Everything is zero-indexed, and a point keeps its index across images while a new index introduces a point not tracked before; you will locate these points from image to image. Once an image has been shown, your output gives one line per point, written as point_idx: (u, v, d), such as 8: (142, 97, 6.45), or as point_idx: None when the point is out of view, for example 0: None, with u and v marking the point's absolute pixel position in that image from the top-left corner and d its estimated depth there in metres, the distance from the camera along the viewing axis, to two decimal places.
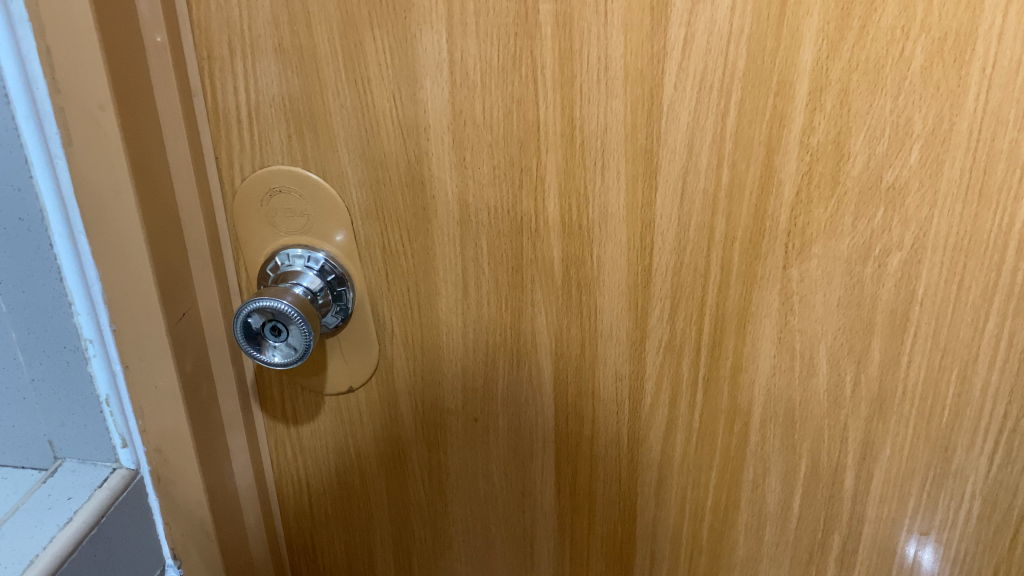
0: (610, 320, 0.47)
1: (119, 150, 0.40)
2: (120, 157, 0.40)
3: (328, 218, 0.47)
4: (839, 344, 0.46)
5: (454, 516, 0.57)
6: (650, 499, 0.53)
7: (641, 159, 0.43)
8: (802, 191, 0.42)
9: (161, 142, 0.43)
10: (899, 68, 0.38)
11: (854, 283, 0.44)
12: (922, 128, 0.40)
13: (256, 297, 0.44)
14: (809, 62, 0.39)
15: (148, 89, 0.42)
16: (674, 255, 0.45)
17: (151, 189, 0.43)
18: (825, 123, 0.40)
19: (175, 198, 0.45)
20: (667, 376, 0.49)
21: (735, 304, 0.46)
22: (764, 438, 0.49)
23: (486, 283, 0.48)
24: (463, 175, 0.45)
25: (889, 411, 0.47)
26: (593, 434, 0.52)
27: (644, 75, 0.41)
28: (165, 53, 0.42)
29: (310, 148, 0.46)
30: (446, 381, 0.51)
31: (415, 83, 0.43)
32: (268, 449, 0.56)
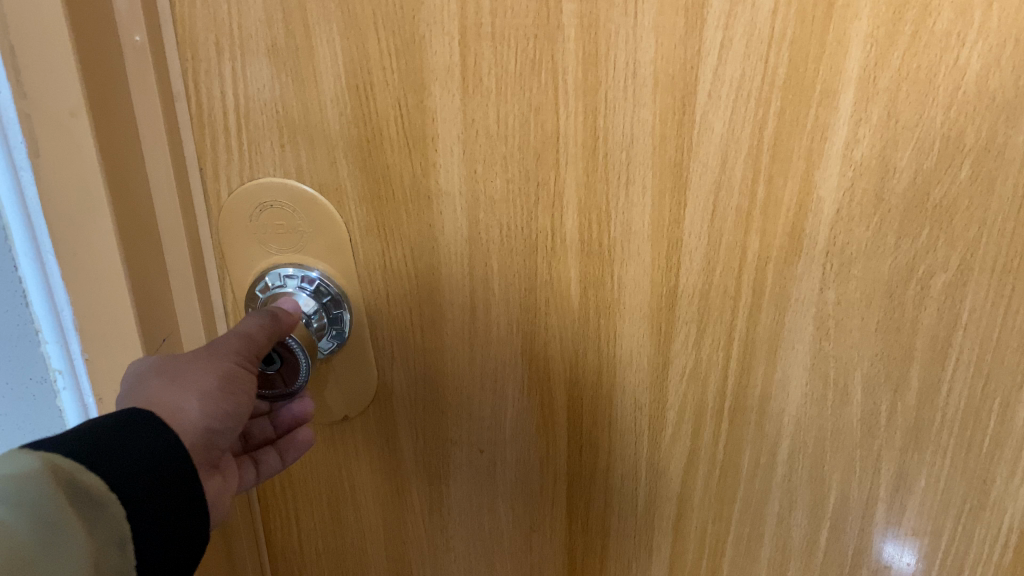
0: (630, 345, 0.44)
1: (91, 160, 0.36)
2: (92, 166, 0.36)
3: (322, 235, 0.43)
4: (876, 371, 0.43)
5: (456, 551, 0.52)
6: (667, 533, 0.50)
7: (669, 172, 0.39)
8: (843, 209, 0.39)
9: (139, 152, 0.39)
10: (952, 77, 0.36)
11: (895, 306, 0.41)
12: (973, 141, 0.37)
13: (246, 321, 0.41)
14: (855, 69, 0.36)
15: (125, 96, 0.38)
16: (702, 275, 0.42)
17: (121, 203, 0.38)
18: (870, 135, 0.37)
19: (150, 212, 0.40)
20: (691, 405, 0.45)
21: (765, 328, 0.42)
22: (792, 470, 0.46)
23: (496, 306, 0.44)
24: (474, 188, 0.41)
25: (926, 440, 0.44)
26: (609, 466, 0.48)
27: (675, 82, 0.37)
28: (144, 53, 0.38)
29: (305, 159, 0.41)
30: (450, 410, 0.47)
31: (422, 89, 0.39)
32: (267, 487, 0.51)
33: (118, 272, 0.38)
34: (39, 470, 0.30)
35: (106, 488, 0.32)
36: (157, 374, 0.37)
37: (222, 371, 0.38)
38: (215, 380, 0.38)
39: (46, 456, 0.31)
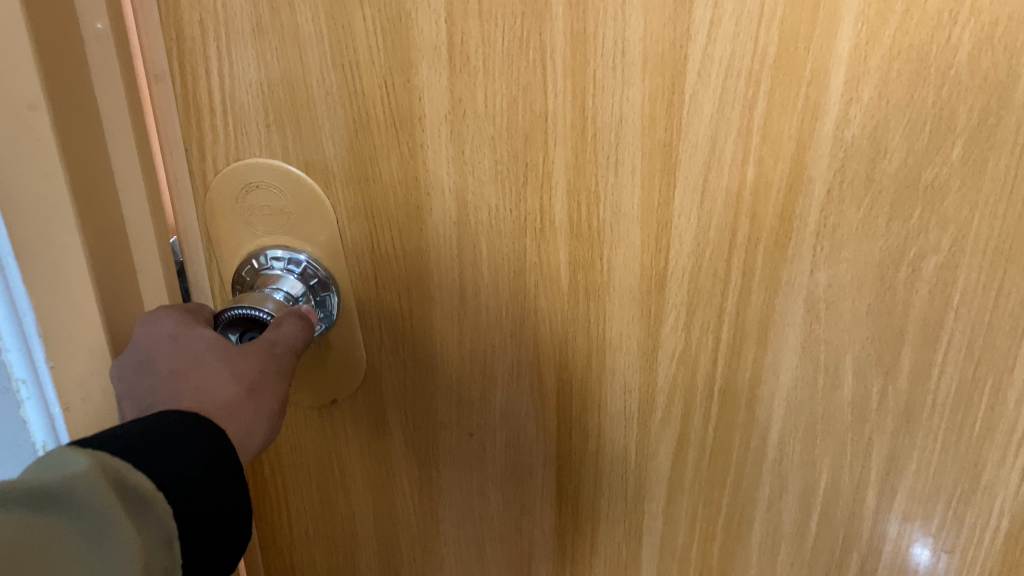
0: (620, 328, 0.43)
1: (52, 154, 0.35)
2: (52, 160, 0.35)
3: (310, 217, 0.43)
4: (867, 354, 0.42)
5: (446, 536, 0.52)
6: (658, 518, 0.49)
7: (659, 153, 0.39)
8: (834, 189, 0.39)
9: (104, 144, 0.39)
10: (944, 57, 0.36)
11: (885, 289, 0.41)
12: (966, 122, 0.37)
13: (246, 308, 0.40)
14: (846, 48, 0.36)
15: (89, 89, 0.37)
16: (692, 258, 0.41)
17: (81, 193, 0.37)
18: (861, 115, 0.37)
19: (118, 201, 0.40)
20: (680, 388, 0.45)
21: (756, 311, 0.42)
22: (782, 454, 0.46)
23: (485, 289, 0.43)
24: (462, 170, 0.41)
25: (917, 424, 0.44)
26: (599, 450, 0.47)
27: (664, 61, 0.37)
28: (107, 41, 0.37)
29: (291, 140, 0.41)
30: (439, 394, 0.47)
31: (409, 69, 0.38)
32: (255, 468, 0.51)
33: (82, 271, 0.38)
34: (90, 469, 0.29)
35: (152, 486, 0.31)
36: (217, 364, 0.37)
37: (281, 377, 0.39)
38: (274, 384, 0.38)
39: (95, 453, 0.29)
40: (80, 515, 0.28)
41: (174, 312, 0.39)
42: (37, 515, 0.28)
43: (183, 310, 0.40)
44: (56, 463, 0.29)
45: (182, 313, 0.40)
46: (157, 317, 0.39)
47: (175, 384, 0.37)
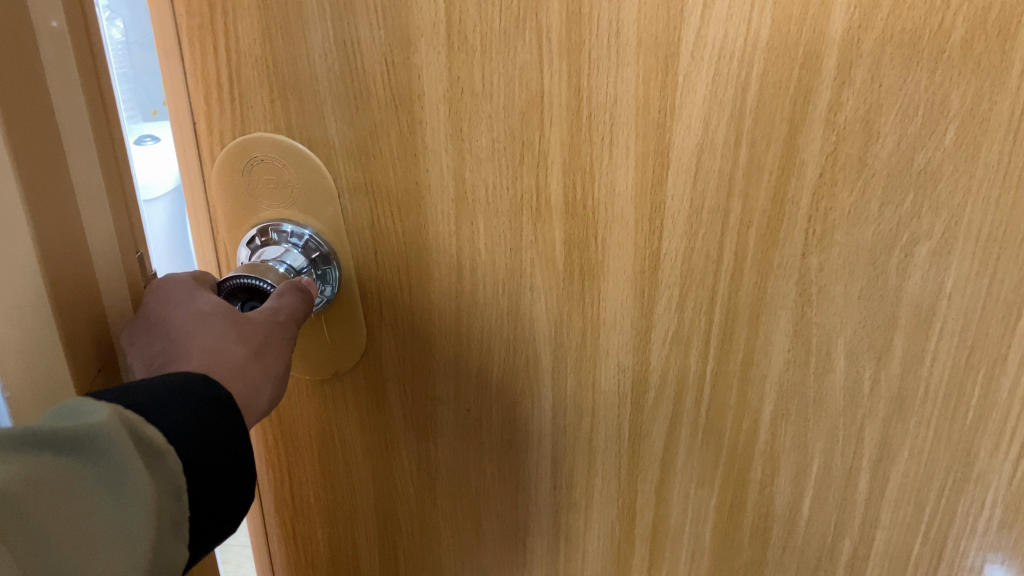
0: (614, 308, 0.44)
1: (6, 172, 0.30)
2: (9, 180, 0.30)
3: (313, 192, 0.44)
4: (859, 338, 0.43)
5: (443, 509, 0.53)
6: (651, 498, 0.49)
7: (653, 134, 0.39)
8: (826, 172, 0.39)
9: (60, 152, 0.33)
10: (937, 41, 0.36)
11: (878, 273, 0.41)
12: (959, 107, 0.37)
13: (249, 277, 0.42)
14: (839, 31, 0.36)
15: (43, 92, 0.32)
16: (685, 238, 0.42)
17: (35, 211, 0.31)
18: (854, 99, 0.37)
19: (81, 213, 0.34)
20: (673, 368, 0.45)
21: (748, 293, 0.43)
22: (775, 437, 0.46)
23: (482, 266, 0.44)
24: (460, 148, 0.41)
25: (909, 411, 0.44)
26: (593, 428, 0.48)
27: (658, 42, 0.37)
28: (63, 41, 0.32)
29: (295, 116, 0.42)
30: (437, 368, 0.48)
31: (408, 47, 0.39)
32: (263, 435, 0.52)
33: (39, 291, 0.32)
34: (108, 420, 0.28)
35: (163, 439, 0.30)
36: (224, 328, 0.38)
37: (285, 345, 0.40)
38: (278, 349, 0.39)
39: (109, 404, 0.28)
40: (99, 464, 0.28)
41: (185, 278, 0.40)
42: (55, 461, 0.27)
43: (188, 275, 0.40)
44: (72, 414, 0.28)
45: (192, 280, 0.40)
46: (168, 282, 0.39)
47: (183, 343, 0.36)
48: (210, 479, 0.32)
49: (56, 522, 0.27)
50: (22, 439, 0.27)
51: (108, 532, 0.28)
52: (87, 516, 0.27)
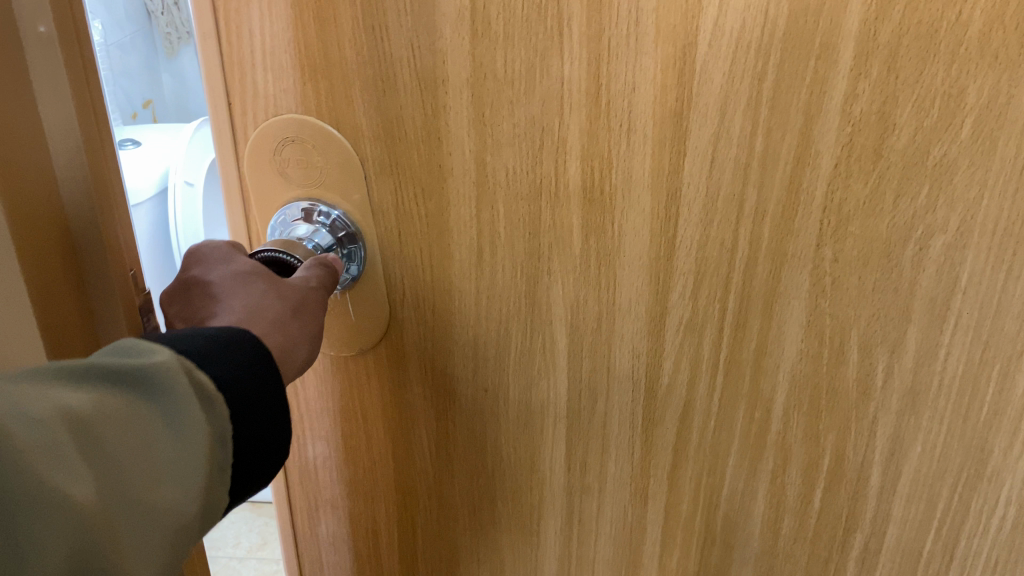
0: (629, 294, 0.45)
1: None
2: None
3: (341, 172, 0.45)
4: (872, 330, 0.43)
5: (459, 487, 0.54)
6: (663, 484, 0.50)
7: (670, 122, 0.40)
8: (841, 164, 0.39)
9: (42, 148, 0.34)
10: (955, 34, 0.36)
11: (892, 266, 0.41)
12: (975, 100, 0.37)
13: (279, 251, 0.43)
14: (855, 23, 0.36)
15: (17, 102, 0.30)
16: (700, 226, 0.42)
17: (13, 204, 0.33)
18: (870, 91, 0.38)
19: (73, 201, 0.36)
20: (687, 355, 0.46)
21: (762, 282, 0.43)
22: (787, 427, 0.47)
23: (502, 249, 0.45)
24: (482, 132, 0.42)
25: (923, 405, 0.44)
26: (607, 412, 0.49)
27: (676, 31, 0.38)
28: (52, 47, 0.33)
29: (325, 98, 0.44)
30: (457, 348, 0.49)
31: (434, 32, 0.41)
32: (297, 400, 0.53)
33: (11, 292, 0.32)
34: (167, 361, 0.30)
35: (214, 386, 0.31)
36: (263, 287, 0.39)
37: (316, 313, 0.41)
38: (312, 308, 0.41)
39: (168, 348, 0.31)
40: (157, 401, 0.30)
41: (224, 245, 0.42)
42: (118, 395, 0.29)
43: (225, 243, 0.42)
44: (135, 355, 0.30)
45: (230, 247, 0.42)
46: (208, 250, 0.41)
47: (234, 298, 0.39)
48: (255, 424, 0.34)
49: (119, 449, 0.28)
50: (84, 374, 0.29)
51: (165, 464, 0.30)
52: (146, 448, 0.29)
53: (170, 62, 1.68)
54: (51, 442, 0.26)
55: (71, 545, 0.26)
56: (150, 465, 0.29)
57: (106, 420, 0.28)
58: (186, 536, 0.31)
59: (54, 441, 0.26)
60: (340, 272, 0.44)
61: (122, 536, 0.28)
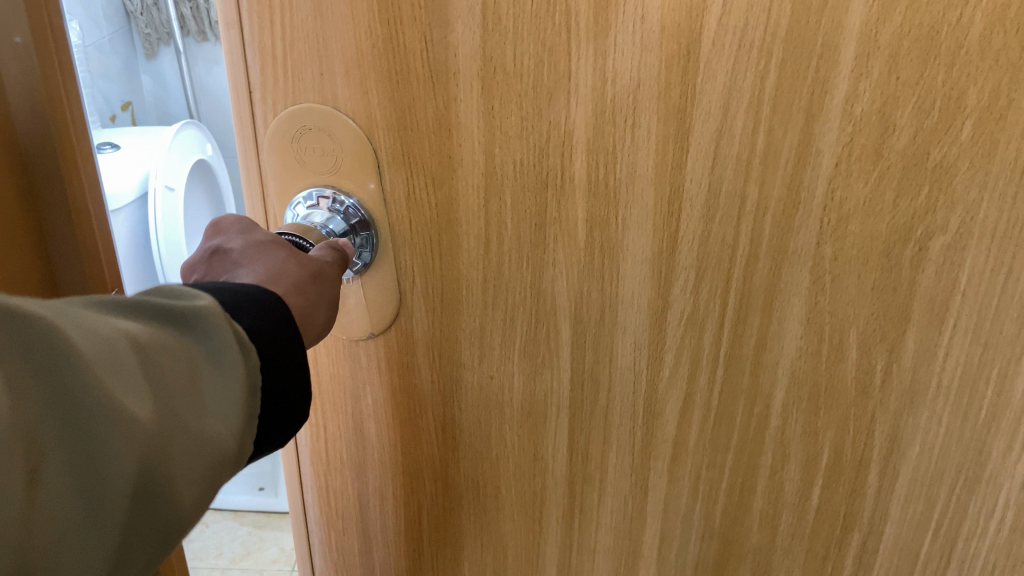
0: (632, 286, 0.46)
1: None
2: None
3: (355, 160, 0.47)
4: (871, 329, 0.43)
5: (465, 472, 0.55)
6: (663, 475, 0.51)
7: (673, 118, 0.41)
8: (842, 163, 0.40)
9: None
10: (955, 36, 0.36)
11: (892, 266, 0.41)
12: (975, 102, 0.37)
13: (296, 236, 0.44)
14: (856, 24, 0.37)
15: None
16: (702, 222, 0.43)
17: None
18: (870, 91, 0.38)
19: (48, 191, 0.41)
20: (688, 349, 0.47)
21: (762, 278, 0.44)
22: (785, 423, 0.47)
23: (508, 238, 0.46)
24: (491, 124, 0.44)
25: (921, 406, 0.44)
26: (609, 403, 0.50)
27: (681, 29, 0.39)
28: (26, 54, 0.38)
29: (341, 88, 0.45)
30: (464, 335, 0.50)
31: (446, 26, 0.42)
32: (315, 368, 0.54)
33: None
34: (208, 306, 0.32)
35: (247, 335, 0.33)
36: (284, 254, 0.41)
37: (332, 286, 0.42)
38: (331, 275, 0.42)
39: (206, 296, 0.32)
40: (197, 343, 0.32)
41: (241, 218, 0.43)
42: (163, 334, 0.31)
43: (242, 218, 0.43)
44: (178, 299, 0.32)
45: (248, 221, 0.43)
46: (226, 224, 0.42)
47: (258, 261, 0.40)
48: (278, 383, 0.35)
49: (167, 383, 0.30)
50: (134, 308, 0.31)
51: (206, 400, 0.31)
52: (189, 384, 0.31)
53: (148, 64, 1.98)
54: (109, 359, 0.28)
55: (131, 456, 0.28)
56: (193, 398, 0.31)
57: (155, 350, 0.30)
58: (222, 475, 0.33)
59: (112, 359, 0.28)
60: (350, 260, 0.45)
61: (170, 458, 0.30)
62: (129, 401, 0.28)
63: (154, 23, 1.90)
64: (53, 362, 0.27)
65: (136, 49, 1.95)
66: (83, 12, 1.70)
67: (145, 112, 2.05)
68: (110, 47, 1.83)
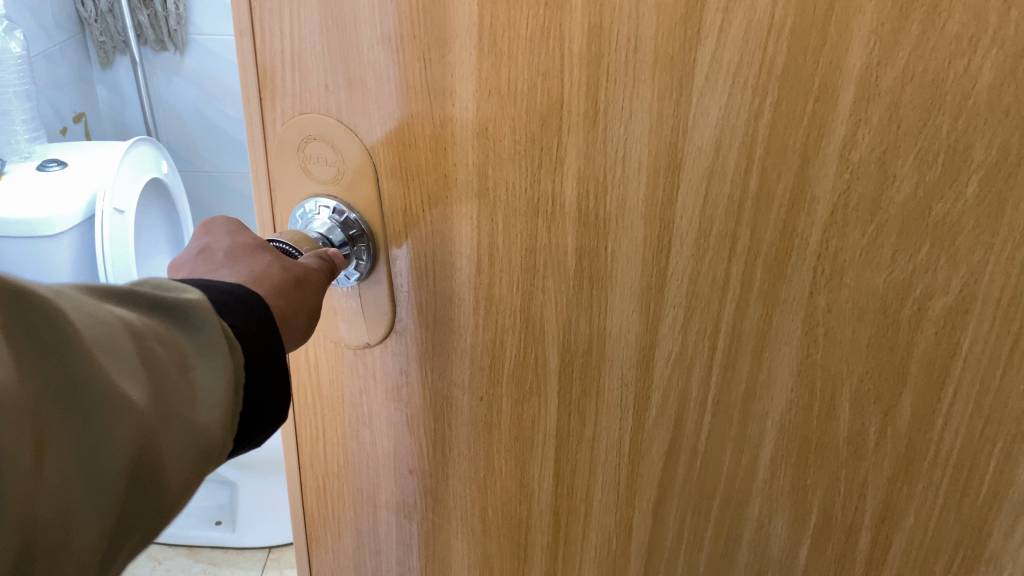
0: (620, 320, 0.44)
1: None
2: None
3: (356, 172, 0.47)
4: (865, 388, 0.41)
5: (454, 490, 0.55)
6: (648, 516, 0.49)
7: (665, 152, 0.40)
8: (837, 212, 0.38)
9: None
10: (962, 86, 0.34)
11: (888, 324, 0.39)
12: (983, 158, 0.35)
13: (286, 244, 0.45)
14: (856, 67, 0.35)
15: None
16: (692, 261, 0.41)
17: None
18: (869, 138, 0.36)
19: None
20: (675, 391, 0.45)
21: (752, 324, 0.42)
22: (773, 476, 0.45)
23: (499, 262, 0.46)
24: (484, 146, 0.43)
25: (916, 474, 0.42)
26: (595, 436, 0.48)
27: (674, 61, 0.38)
28: None
29: (344, 101, 0.45)
30: (455, 354, 0.50)
31: (444, 45, 0.42)
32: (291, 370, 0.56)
33: None
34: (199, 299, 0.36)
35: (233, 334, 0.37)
36: (268, 258, 0.41)
37: (316, 291, 0.43)
38: (314, 284, 0.43)
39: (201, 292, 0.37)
40: (190, 331, 0.36)
41: (234, 221, 0.43)
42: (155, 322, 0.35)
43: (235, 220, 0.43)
44: (169, 291, 0.36)
45: (241, 225, 0.43)
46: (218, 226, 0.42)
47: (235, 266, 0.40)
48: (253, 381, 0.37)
49: (159, 367, 0.34)
50: (128, 297, 0.35)
51: (192, 383, 0.35)
52: (187, 366, 0.35)
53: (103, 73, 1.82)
54: (102, 341, 0.32)
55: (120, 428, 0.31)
56: (182, 380, 0.35)
57: (144, 336, 0.34)
58: (208, 455, 0.36)
59: (106, 341, 0.32)
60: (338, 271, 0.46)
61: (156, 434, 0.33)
62: (119, 379, 0.32)
63: (109, 31, 1.73)
64: (55, 342, 0.30)
65: (90, 57, 1.79)
66: (31, 20, 1.55)
67: (100, 123, 1.88)
68: (61, 54, 1.67)
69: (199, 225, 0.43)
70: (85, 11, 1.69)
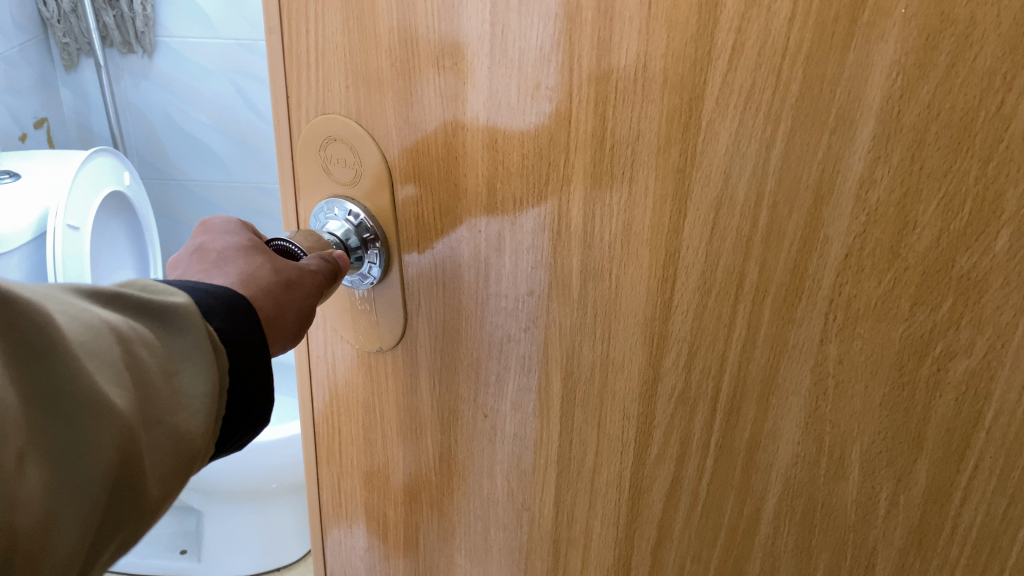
0: (623, 350, 0.42)
1: None
2: None
3: (373, 175, 0.47)
4: (877, 449, 0.37)
5: (458, 504, 0.53)
6: (646, 558, 0.47)
7: (672, 178, 0.37)
8: (851, 256, 0.34)
9: None
10: (995, 126, 0.30)
11: (905, 382, 0.35)
12: (1014, 210, 0.31)
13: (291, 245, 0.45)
14: (876, 100, 0.32)
15: None
16: (697, 295, 0.39)
17: None
18: (889, 178, 0.33)
19: None
20: (677, 430, 0.42)
21: (758, 369, 0.39)
22: (776, 533, 0.42)
23: (505, 279, 0.44)
24: (493, 158, 0.42)
25: (931, 550, 0.38)
26: (595, 468, 0.46)
27: (683, 83, 0.35)
28: None
29: (364, 103, 0.45)
30: (462, 368, 0.49)
31: (457, 53, 0.40)
32: (308, 362, 0.56)
33: None
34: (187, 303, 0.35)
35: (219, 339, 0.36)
36: (262, 259, 0.41)
37: (311, 293, 0.43)
38: (307, 287, 0.43)
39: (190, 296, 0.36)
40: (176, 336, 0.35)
41: (240, 222, 0.44)
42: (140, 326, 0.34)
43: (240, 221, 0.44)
44: (156, 293, 0.35)
45: (246, 226, 0.44)
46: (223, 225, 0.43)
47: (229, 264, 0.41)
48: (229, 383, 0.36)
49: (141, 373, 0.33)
50: (115, 300, 0.34)
51: (175, 388, 0.34)
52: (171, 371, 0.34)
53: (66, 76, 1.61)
54: (85, 346, 0.31)
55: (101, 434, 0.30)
56: (165, 385, 0.34)
57: (129, 340, 0.33)
58: (190, 458, 0.35)
59: (89, 347, 0.31)
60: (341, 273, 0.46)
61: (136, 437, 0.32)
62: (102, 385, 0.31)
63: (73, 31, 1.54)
64: (37, 348, 0.29)
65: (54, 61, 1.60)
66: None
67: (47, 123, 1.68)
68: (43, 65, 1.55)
69: (201, 223, 0.43)
70: (47, 10, 1.50)
